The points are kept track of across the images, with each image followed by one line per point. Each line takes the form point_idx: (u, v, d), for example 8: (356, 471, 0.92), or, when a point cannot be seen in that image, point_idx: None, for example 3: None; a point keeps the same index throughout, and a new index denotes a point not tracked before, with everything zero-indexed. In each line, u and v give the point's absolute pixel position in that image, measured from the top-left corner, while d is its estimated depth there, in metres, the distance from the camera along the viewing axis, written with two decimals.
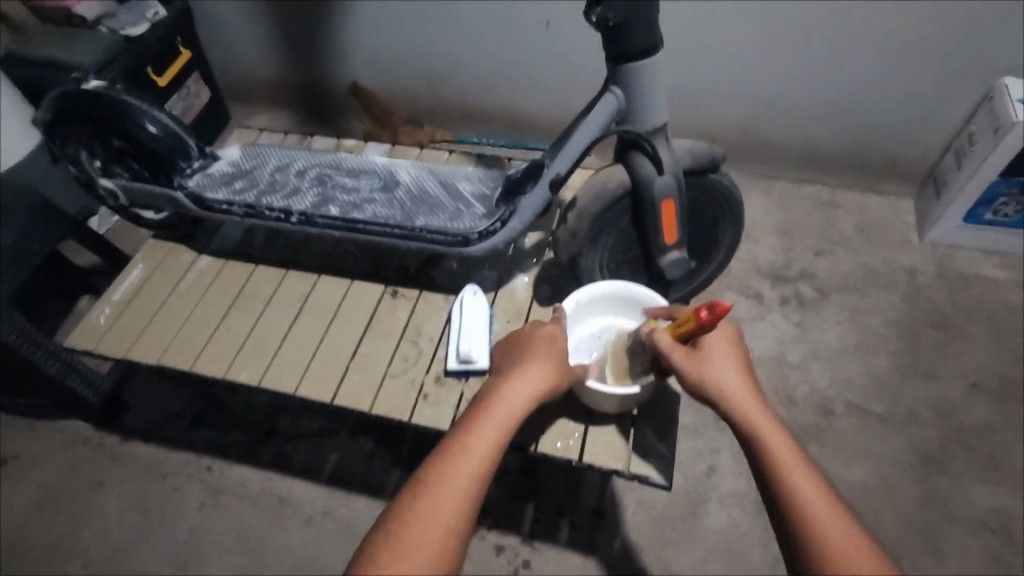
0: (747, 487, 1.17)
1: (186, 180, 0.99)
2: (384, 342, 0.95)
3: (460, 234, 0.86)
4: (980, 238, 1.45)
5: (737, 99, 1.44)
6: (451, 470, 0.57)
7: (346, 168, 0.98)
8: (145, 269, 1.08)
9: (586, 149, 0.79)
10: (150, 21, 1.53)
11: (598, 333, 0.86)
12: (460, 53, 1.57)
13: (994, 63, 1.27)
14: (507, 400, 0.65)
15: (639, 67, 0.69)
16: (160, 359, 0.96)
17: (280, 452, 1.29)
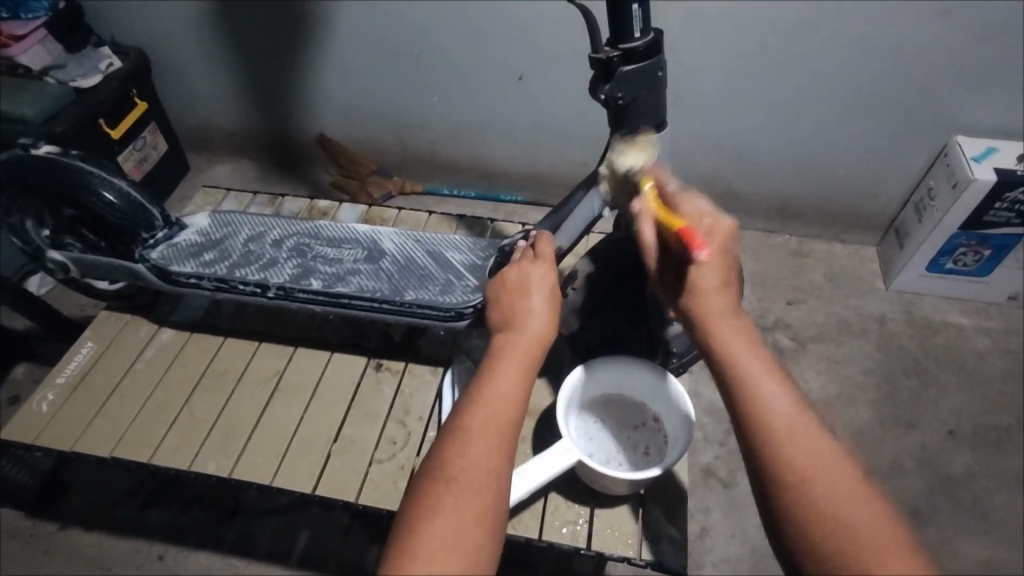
0: (743, 550, 1.13)
1: (149, 252, 0.90)
2: (370, 423, 0.89)
3: (455, 309, 0.82)
4: (944, 286, 1.48)
5: (708, 151, 1.46)
6: (459, 483, 0.52)
7: (326, 236, 0.92)
8: (96, 345, 0.99)
9: (590, 222, 0.81)
10: (104, 73, 1.46)
11: (599, 410, 0.82)
12: (430, 105, 1.55)
13: (947, 121, 1.31)
14: (514, 355, 0.62)
15: (644, 144, 0.70)
16: (114, 452, 0.87)
17: (244, 532, 1.18)
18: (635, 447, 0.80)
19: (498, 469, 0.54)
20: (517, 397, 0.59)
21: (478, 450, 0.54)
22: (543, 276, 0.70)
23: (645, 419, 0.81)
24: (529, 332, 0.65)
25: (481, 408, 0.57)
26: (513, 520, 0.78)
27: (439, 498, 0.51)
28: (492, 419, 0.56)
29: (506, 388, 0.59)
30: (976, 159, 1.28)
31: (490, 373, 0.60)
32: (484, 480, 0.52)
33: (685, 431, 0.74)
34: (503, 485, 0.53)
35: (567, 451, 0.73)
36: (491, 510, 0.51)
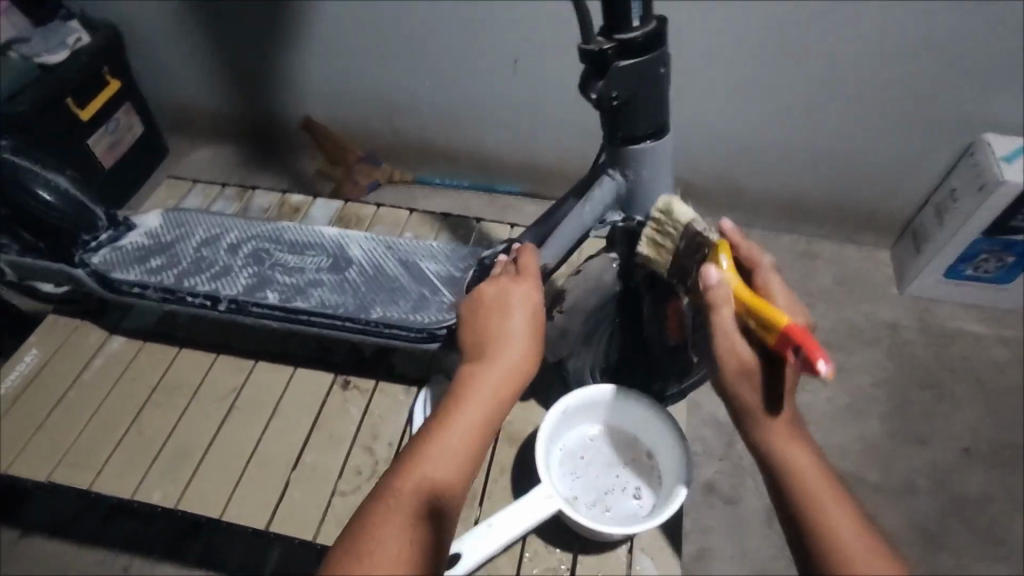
0: (742, 575, 1.05)
1: (90, 256, 0.82)
2: (333, 450, 0.81)
3: (426, 330, 0.72)
4: (963, 292, 1.38)
5: (715, 144, 1.35)
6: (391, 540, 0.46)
7: (287, 241, 0.83)
8: (41, 353, 0.90)
9: (580, 237, 0.70)
10: (71, 48, 1.34)
11: (585, 447, 0.73)
12: (416, 87, 1.44)
13: (976, 117, 1.20)
14: (480, 395, 0.56)
15: (642, 153, 0.60)
16: (51, 476, 0.79)
17: (212, 545, 1.10)
18: (625, 487, 0.71)
19: (429, 535, 0.48)
20: (467, 453, 0.53)
21: (409, 513, 0.48)
22: (525, 295, 0.62)
23: (636, 455, 0.73)
24: (502, 366, 0.57)
25: (423, 462, 0.51)
26: (488, 566, 0.70)
27: (355, 565, 0.45)
28: (433, 476, 0.51)
29: (455, 441, 0.53)
30: (1006, 160, 1.17)
31: (442, 418, 0.54)
32: (410, 548, 0.46)
33: (682, 472, 0.66)
34: (433, 554, 0.47)
35: (546, 497, 0.64)
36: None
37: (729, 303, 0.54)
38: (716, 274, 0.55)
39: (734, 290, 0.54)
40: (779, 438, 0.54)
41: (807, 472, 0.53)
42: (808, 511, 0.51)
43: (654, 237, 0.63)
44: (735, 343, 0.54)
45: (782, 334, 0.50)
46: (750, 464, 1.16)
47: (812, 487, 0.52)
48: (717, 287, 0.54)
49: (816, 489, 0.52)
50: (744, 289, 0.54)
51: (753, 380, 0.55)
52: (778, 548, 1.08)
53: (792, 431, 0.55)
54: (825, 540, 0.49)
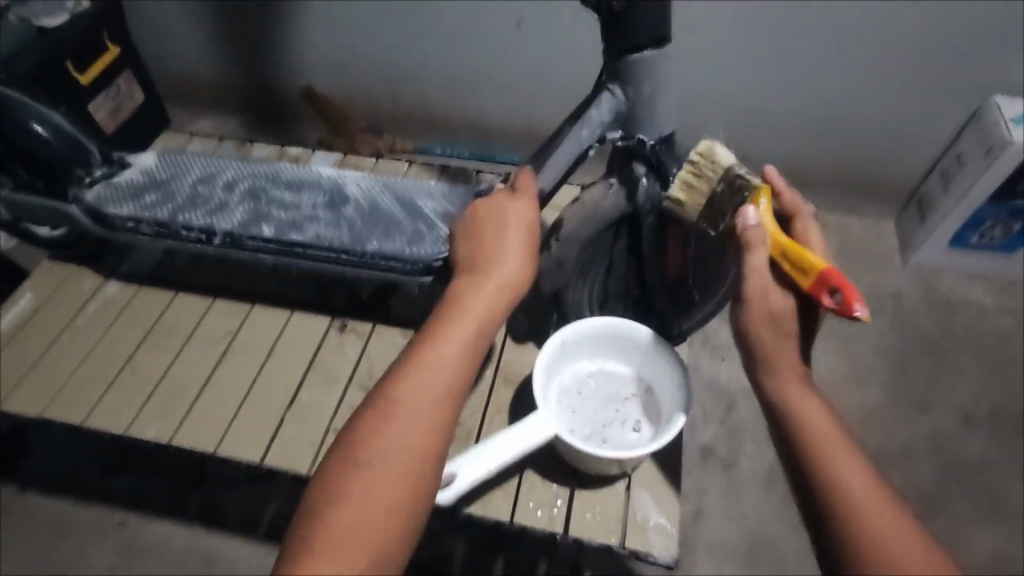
0: (741, 534, 1.05)
1: (84, 193, 0.81)
2: (328, 390, 0.80)
3: (422, 261, 0.72)
4: (967, 261, 1.36)
5: (720, 111, 1.31)
6: (381, 447, 0.47)
7: (284, 180, 0.83)
8: (36, 296, 0.90)
9: (576, 160, 0.67)
10: (72, 12, 1.30)
11: (583, 384, 0.72)
12: (417, 52, 1.43)
13: (984, 80, 1.18)
14: (473, 309, 0.55)
15: (643, 62, 0.59)
16: (45, 412, 0.79)
17: (208, 502, 1.09)
18: (624, 421, 0.70)
19: (423, 450, 0.48)
20: (461, 366, 0.52)
21: (402, 428, 0.48)
22: (519, 214, 0.61)
23: (635, 390, 0.72)
24: (495, 281, 0.57)
25: (415, 378, 0.50)
26: (483, 501, 0.69)
27: (349, 478, 0.46)
28: (426, 392, 0.50)
29: (448, 357, 0.52)
30: (1016, 122, 1.15)
31: (434, 334, 0.53)
32: (404, 462, 0.47)
33: (683, 404, 0.66)
34: (428, 467, 0.48)
35: (544, 421, 0.63)
36: (406, 494, 0.46)
37: (764, 245, 0.57)
38: (753, 216, 0.57)
39: (770, 234, 0.57)
40: (789, 387, 0.56)
41: (816, 420, 0.54)
42: (814, 456, 0.52)
43: (687, 180, 0.63)
44: (766, 283, 0.56)
45: (820, 278, 0.54)
46: (751, 427, 1.14)
47: (819, 434, 0.53)
48: (755, 230, 0.57)
49: (823, 436, 0.53)
50: (780, 234, 0.57)
51: (780, 324, 0.57)
52: (779, 509, 1.07)
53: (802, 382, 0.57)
54: (830, 481, 0.50)
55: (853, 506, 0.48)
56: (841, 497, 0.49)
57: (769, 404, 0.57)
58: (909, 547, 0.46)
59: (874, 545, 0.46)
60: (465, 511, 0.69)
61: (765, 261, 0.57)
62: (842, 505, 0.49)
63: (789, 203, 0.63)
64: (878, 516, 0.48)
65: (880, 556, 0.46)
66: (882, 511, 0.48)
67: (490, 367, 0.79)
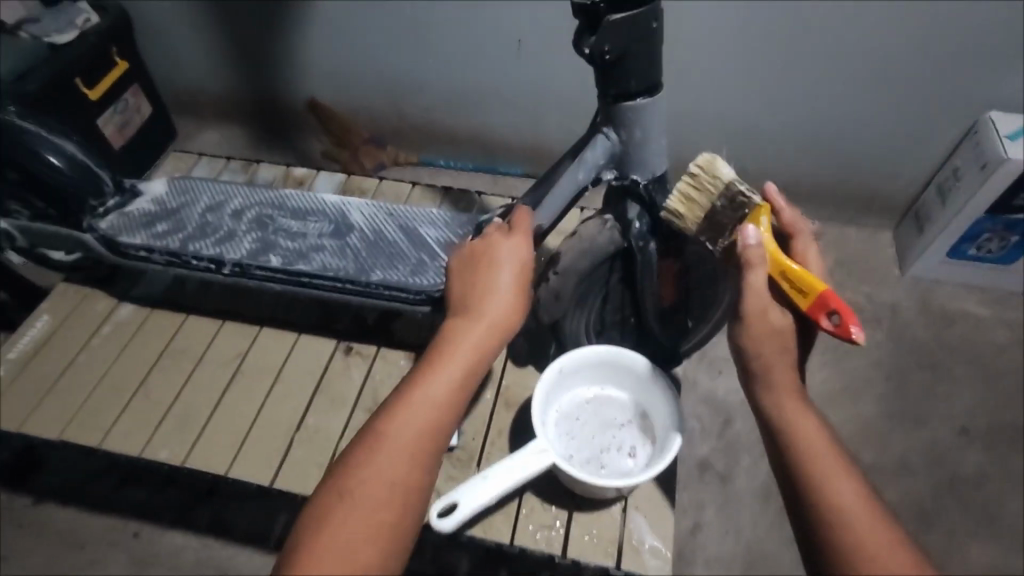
0: (738, 547, 1.07)
1: (98, 222, 0.84)
2: (335, 412, 0.83)
3: (425, 292, 0.74)
4: (964, 274, 1.37)
5: (717, 125, 1.33)
6: (367, 480, 0.49)
7: (290, 208, 0.85)
8: (51, 319, 0.93)
9: (572, 197, 0.69)
10: (80, 29, 1.33)
11: (580, 410, 0.74)
12: (420, 68, 1.45)
13: (978, 95, 1.18)
14: (464, 347, 0.57)
15: (636, 108, 0.61)
16: (62, 435, 0.82)
17: (218, 515, 1.12)
18: (620, 446, 0.72)
19: (406, 483, 0.50)
20: (449, 403, 0.54)
21: (386, 461, 0.50)
22: (512, 250, 0.63)
23: (631, 418, 0.74)
24: (487, 318, 0.58)
25: (404, 412, 0.52)
26: (484, 523, 0.72)
27: (334, 507, 0.48)
28: (412, 426, 0.52)
29: (435, 392, 0.54)
30: (1012, 136, 1.15)
31: (425, 369, 0.55)
32: (386, 495, 0.49)
33: (677, 433, 0.68)
34: (409, 501, 0.50)
35: (539, 452, 0.65)
36: (386, 525, 0.48)
37: (764, 265, 0.59)
38: (754, 236, 0.59)
39: (770, 253, 0.59)
40: (784, 399, 0.58)
41: (808, 432, 0.56)
42: (808, 467, 0.53)
43: (687, 193, 0.63)
44: (764, 300, 0.59)
45: (822, 300, 0.56)
46: (748, 440, 1.17)
47: (810, 444, 0.55)
48: (755, 249, 0.59)
49: (814, 447, 0.54)
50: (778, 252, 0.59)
51: (777, 338, 0.60)
52: (776, 522, 1.09)
53: (798, 397, 0.58)
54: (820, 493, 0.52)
55: (845, 513, 0.50)
56: (832, 506, 0.50)
57: (767, 420, 0.59)
58: (895, 555, 0.47)
59: (862, 552, 0.47)
60: (467, 534, 0.71)
61: (764, 281, 0.59)
62: (834, 513, 0.50)
63: (787, 223, 0.64)
64: (867, 524, 0.49)
65: (866, 567, 0.47)
66: (872, 525, 0.49)
67: (491, 391, 0.81)
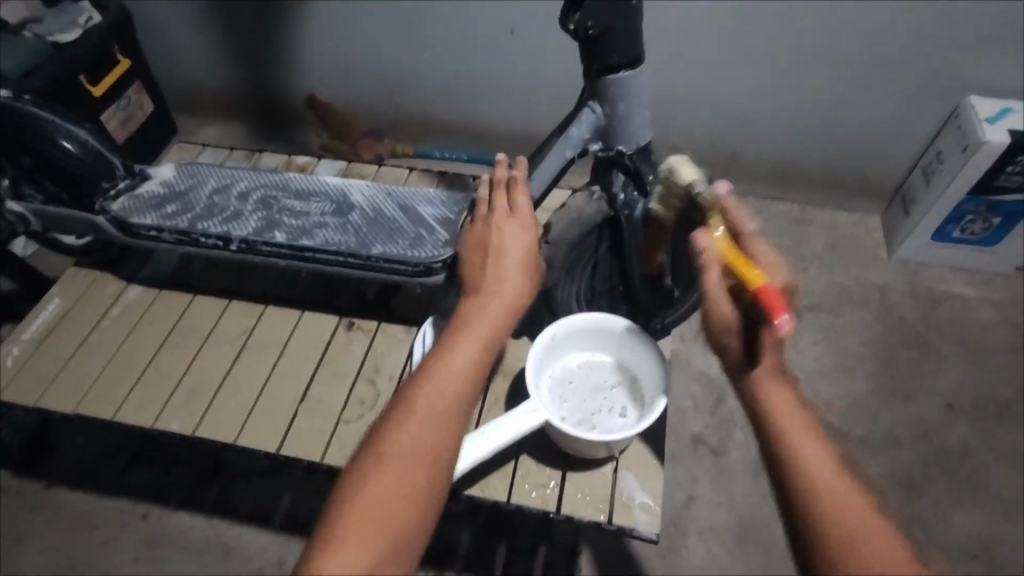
0: (729, 518, 1.10)
1: (109, 204, 0.87)
2: (338, 384, 0.86)
3: (423, 264, 0.78)
4: (951, 255, 1.38)
5: (706, 112, 1.37)
6: (402, 443, 0.51)
7: (293, 189, 0.89)
8: (63, 301, 0.96)
9: (560, 170, 0.74)
10: (83, 28, 1.37)
11: (572, 375, 0.78)
12: (415, 61, 1.48)
13: (960, 79, 1.21)
14: (484, 321, 0.60)
15: (619, 82, 0.65)
16: (76, 409, 0.85)
17: (225, 496, 1.15)
18: (611, 408, 0.76)
19: (438, 445, 0.53)
20: (471, 372, 0.57)
21: (420, 427, 0.53)
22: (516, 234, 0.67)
23: (621, 381, 0.78)
24: (502, 296, 0.62)
25: (431, 381, 0.55)
26: (481, 483, 0.76)
27: (371, 469, 0.50)
28: (440, 392, 0.55)
29: (459, 360, 0.57)
30: (990, 120, 1.18)
31: (448, 341, 0.58)
32: (423, 456, 0.52)
33: (664, 391, 0.72)
34: (442, 461, 0.52)
35: (532, 411, 0.69)
36: (422, 484, 0.50)
37: (716, 264, 0.58)
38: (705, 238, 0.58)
39: (722, 252, 0.57)
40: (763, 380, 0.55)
41: (787, 415, 0.52)
42: (789, 454, 0.51)
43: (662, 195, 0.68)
44: (717, 299, 0.57)
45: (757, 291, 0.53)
46: (738, 417, 1.20)
47: (790, 429, 0.52)
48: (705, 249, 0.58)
49: (795, 434, 0.51)
50: (732, 252, 0.57)
51: (735, 337, 0.57)
52: (765, 494, 1.12)
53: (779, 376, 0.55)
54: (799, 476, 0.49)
55: (826, 501, 0.48)
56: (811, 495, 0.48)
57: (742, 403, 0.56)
58: (875, 542, 0.46)
59: (841, 542, 0.46)
60: (465, 493, 0.75)
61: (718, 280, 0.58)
62: (813, 502, 0.48)
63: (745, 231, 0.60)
64: (847, 512, 0.47)
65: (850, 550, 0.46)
66: (854, 505, 0.47)
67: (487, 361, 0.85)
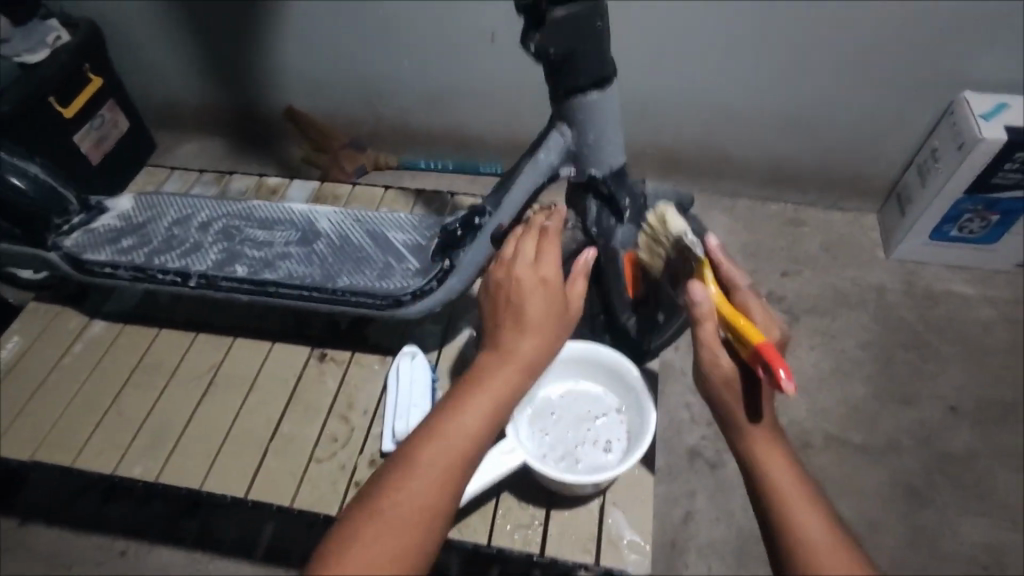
0: (727, 534, 1.04)
1: (62, 239, 0.83)
2: (310, 420, 0.82)
3: (391, 296, 0.75)
4: (948, 253, 1.34)
5: (695, 112, 1.31)
6: (396, 502, 0.48)
7: (258, 217, 0.84)
8: (22, 339, 0.92)
9: (531, 196, 0.70)
10: (52, 47, 1.30)
11: (554, 406, 0.75)
12: (393, 70, 1.43)
13: (955, 74, 1.16)
14: (497, 377, 0.55)
15: (589, 103, 0.61)
16: (34, 456, 0.81)
17: (208, 527, 1.09)
18: (596, 441, 0.72)
19: (433, 510, 0.49)
20: (477, 435, 0.53)
21: (416, 487, 0.49)
22: (535, 275, 0.60)
23: (605, 410, 0.74)
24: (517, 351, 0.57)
25: (435, 438, 0.51)
26: (461, 525, 0.73)
27: (366, 523, 0.47)
28: (446, 452, 0.51)
29: (469, 418, 0.53)
30: (986, 116, 1.14)
31: (459, 398, 0.54)
32: (416, 520, 0.48)
33: (650, 422, 0.69)
34: (438, 528, 0.49)
35: (509, 453, 0.67)
36: (414, 549, 0.47)
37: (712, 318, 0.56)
38: (701, 291, 0.56)
39: (718, 306, 0.56)
40: (757, 445, 0.54)
41: (785, 485, 0.52)
42: (785, 523, 0.51)
43: (648, 244, 0.65)
44: (715, 354, 0.56)
45: (754, 348, 0.52)
46: None
47: (785, 495, 0.52)
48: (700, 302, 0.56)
49: (790, 502, 0.51)
50: (728, 305, 0.56)
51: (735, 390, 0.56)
52: None
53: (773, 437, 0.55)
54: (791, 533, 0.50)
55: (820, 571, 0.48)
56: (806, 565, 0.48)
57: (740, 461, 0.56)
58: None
59: None
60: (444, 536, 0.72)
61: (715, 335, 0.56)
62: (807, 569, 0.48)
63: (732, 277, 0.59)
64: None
65: None
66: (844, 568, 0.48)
67: None
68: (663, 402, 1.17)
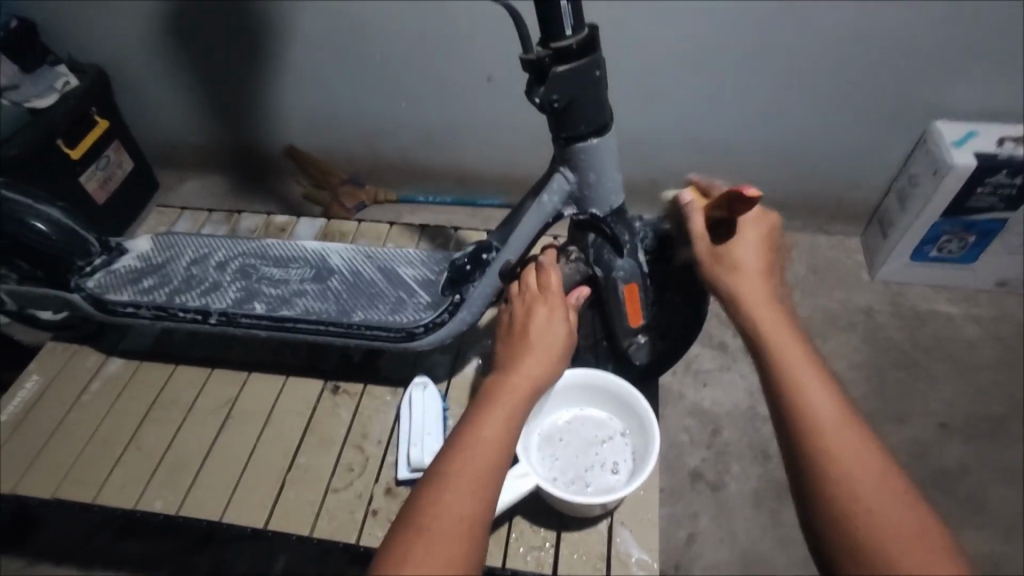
0: (732, 554, 1.06)
1: (85, 280, 0.87)
2: (325, 450, 0.85)
3: (404, 329, 0.79)
4: (930, 274, 1.40)
5: (682, 147, 1.38)
6: (442, 518, 0.48)
7: (272, 256, 0.89)
8: (42, 378, 0.94)
9: (536, 233, 0.76)
10: (60, 92, 1.35)
11: (561, 433, 0.79)
12: (393, 112, 1.49)
13: (927, 106, 1.23)
14: (510, 394, 0.59)
15: (591, 148, 0.67)
16: (56, 493, 0.83)
17: (220, 560, 1.10)
18: (603, 464, 0.76)
19: (475, 518, 0.49)
20: (502, 446, 0.55)
21: (455, 500, 0.50)
22: (540, 307, 0.67)
23: (611, 434, 0.78)
24: (522, 371, 0.61)
25: (464, 453, 0.53)
26: None
27: (412, 542, 0.47)
28: (473, 464, 0.52)
29: (490, 432, 0.55)
30: (955, 143, 1.20)
31: (479, 415, 0.57)
32: (460, 530, 0.48)
33: (654, 443, 0.72)
34: (480, 533, 0.49)
35: (522, 476, 0.71)
36: (464, 560, 0.47)
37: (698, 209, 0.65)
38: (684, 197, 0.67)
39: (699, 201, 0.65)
40: (768, 324, 0.56)
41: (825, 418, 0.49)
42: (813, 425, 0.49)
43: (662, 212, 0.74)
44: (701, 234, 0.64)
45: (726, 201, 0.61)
46: (735, 449, 1.17)
47: (800, 383, 0.51)
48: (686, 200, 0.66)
49: (808, 394, 0.50)
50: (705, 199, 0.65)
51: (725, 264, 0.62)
52: (765, 527, 1.08)
53: (781, 320, 0.57)
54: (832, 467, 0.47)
55: (840, 461, 0.47)
56: (831, 466, 0.47)
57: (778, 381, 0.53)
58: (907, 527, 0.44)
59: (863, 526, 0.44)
60: None
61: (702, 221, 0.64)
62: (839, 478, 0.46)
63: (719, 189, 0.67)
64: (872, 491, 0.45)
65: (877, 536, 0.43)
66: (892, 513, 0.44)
67: None
68: (663, 425, 1.20)
